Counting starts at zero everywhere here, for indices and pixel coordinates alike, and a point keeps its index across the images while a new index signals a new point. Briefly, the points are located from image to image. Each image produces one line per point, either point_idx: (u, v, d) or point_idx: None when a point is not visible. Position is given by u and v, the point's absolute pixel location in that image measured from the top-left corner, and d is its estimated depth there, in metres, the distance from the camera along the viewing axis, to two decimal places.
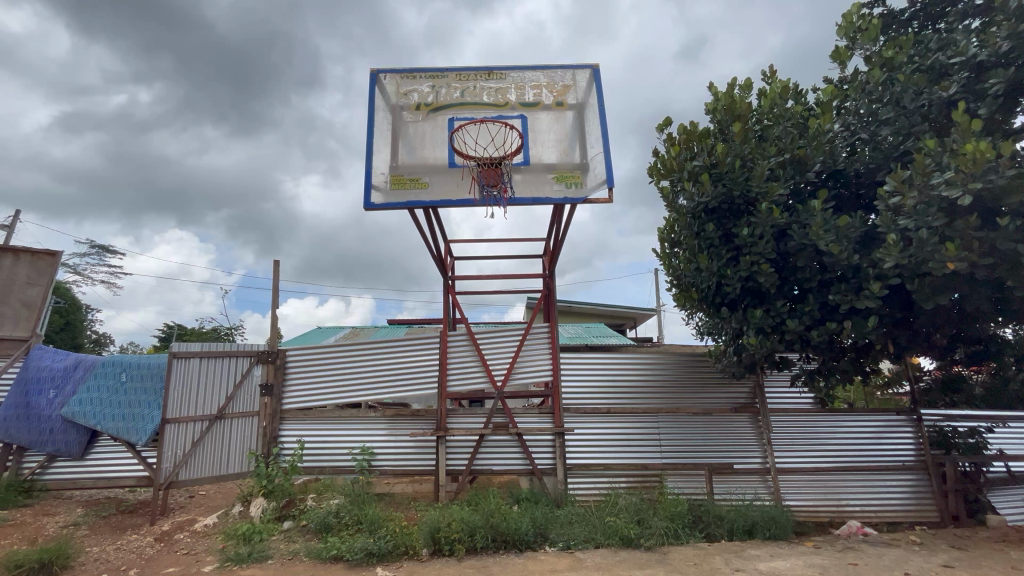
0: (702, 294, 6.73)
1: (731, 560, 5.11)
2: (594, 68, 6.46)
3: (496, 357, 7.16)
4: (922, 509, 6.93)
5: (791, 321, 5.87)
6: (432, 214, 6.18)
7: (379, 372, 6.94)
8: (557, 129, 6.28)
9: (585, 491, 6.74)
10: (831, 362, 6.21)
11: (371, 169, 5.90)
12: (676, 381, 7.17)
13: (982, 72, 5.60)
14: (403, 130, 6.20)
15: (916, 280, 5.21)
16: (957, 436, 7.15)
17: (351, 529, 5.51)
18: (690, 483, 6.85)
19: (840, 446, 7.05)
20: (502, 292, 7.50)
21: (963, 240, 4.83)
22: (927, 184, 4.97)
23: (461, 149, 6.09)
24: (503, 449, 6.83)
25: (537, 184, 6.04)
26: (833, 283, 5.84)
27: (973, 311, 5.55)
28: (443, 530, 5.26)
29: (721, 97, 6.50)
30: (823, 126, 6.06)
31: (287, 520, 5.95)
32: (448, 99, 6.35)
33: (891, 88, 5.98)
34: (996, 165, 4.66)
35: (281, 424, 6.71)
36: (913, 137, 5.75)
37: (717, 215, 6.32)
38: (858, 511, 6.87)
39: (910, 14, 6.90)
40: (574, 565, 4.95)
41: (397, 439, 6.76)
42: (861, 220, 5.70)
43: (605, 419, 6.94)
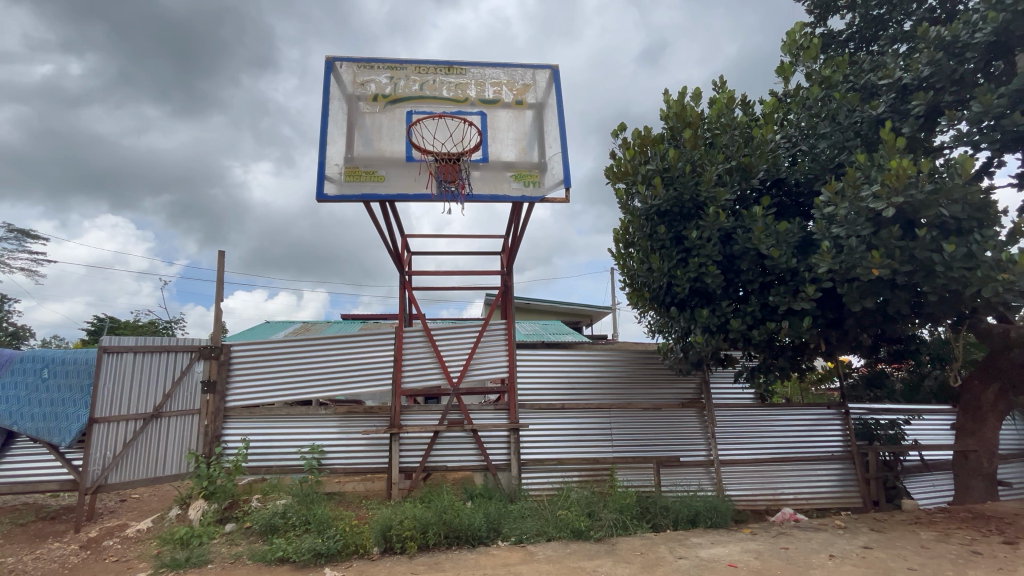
0: (653, 293, 6.98)
1: (675, 549, 5.33)
2: (554, 69, 6.52)
3: (452, 354, 7.12)
4: (847, 495, 7.49)
5: (734, 321, 6.19)
6: (387, 208, 6.07)
7: (331, 368, 6.77)
8: (516, 127, 6.31)
9: (538, 486, 6.84)
10: (771, 360, 6.59)
11: (324, 160, 5.73)
12: (628, 377, 7.40)
13: (906, 94, 6.13)
14: (359, 121, 6.05)
15: (847, 284, 5.59)
16: (879, 428, 7.81)
17: (298, 530, 5.32)
18: (639, 476, 7.09)
19: (777, 437, 7.50)
20: (459, 289, 7.48)
21: (887, 248, 5.25)
22: (857, 196, 5.37)
23: (419, 144, 6.02)
24: (458, 445, 6.82)
25: (495, 182, 6.05)
26: (774, 285, 6.21)
27: (895, 314, 6.01)
28: (396, 528, 5.21)
29: (673, 104, 6.73)
30: (766, 137, 6.40)
31: (229, 522, 5.72)
32: (407, 91, 6.25)
33: (828, 104, 6.40)
34: (916, 181, 5.10)
35: (225, 423, 6.43)
36: (846, 151, 6.17)
37: (668, 218, 6.57)
38: (791, 498, 7.35)
39: (846, 37, 7.44)
40: (526, 558, 5.03)
41: (349, 437, 6.63)
42: (799, 227, 6.06)
43: (559, 414, 7.06)
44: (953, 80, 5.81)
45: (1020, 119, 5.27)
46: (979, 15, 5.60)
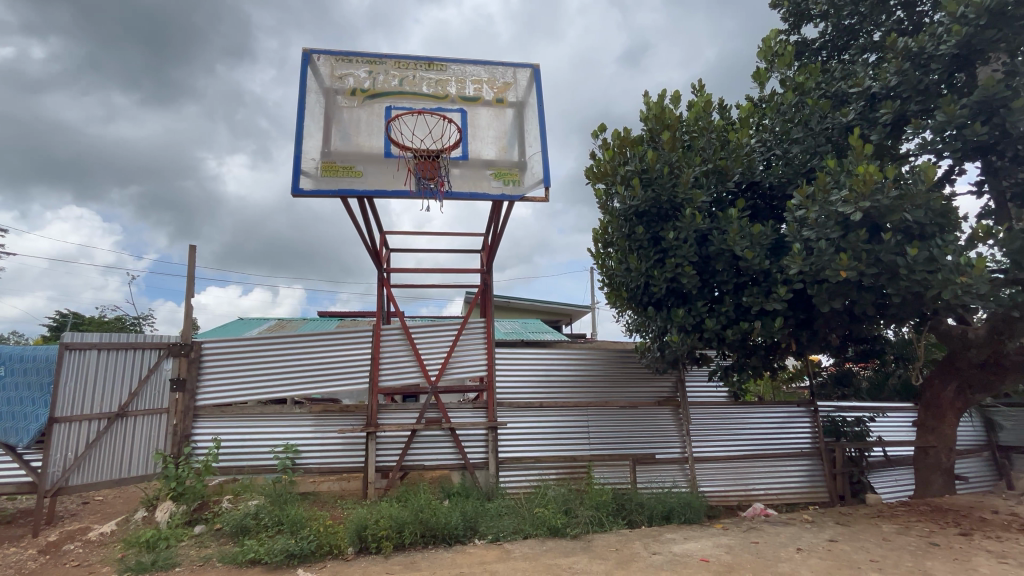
0: (631, 293, 7.06)
1: (649, 545, 5.41)
2: (535, 68, 6.53)
3: (430, 352, 7.07)
4: (815, 490, 7.73)
5: (709, 320, 6.31)
6: (364, 204, 5.99)
7: (307, 366, 6.65)
8: (497, 125, 6.29)
9: (515, 484, 6.86)
10: (744, 359, 6.75)
11: (301, 154, 5.63)
12: (606, 376, 7.48)
13: (874, 102, 6.34)
14: (336, 116, 5.95)
15: (817, 286, 5.75)
16: (846, 425, 8.06)
17: (270, 531, 5.22)
18: (616, 473, 7.16)
19: (749, 435, 7.68)
20: (439, 287, 7.44)
21: (855, 251, 5.42)
22: (827, 200, 5.53)
23: (397, 139, 5.95)
24: (436, 444, 6.79)
25: (475, 180, 6.03)
26: (747, 286, 6.35)
27: (861, 316, 6.20)
28: (371, 527, 5.16)
29: (652, 106, 6.82)
30: (741, 141, 6.54)
31: (198, 524, 5.58)
32: (386, 86, 6.17)
33: (801, 110, 6.58)
34: (883, 186, 5.28)
35: (196, 422, 6.23)
36: (818, 156, 6.34)
37: (646, 218, 6.66)
38: (763, 494, 7.55)
39: (819, 45, 7.66)
40: (502, 556, 5.04)
41: (324, 436, 6.53)
42: (771, 230, 6.20)
43: (537, 413, 7.09)
44: (918, 90, 6.03)
45: (979, 129, 5.51)
46: (944, 28, 5.82)
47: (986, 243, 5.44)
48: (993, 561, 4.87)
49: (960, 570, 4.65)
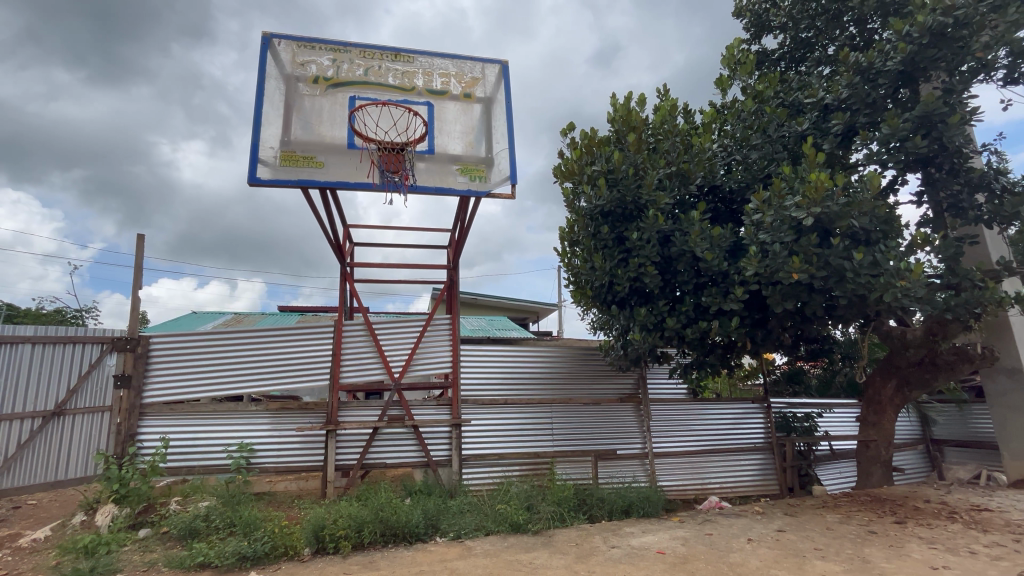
0: (595, 291, 7.15)
1: (608, 539, 5.52)
2: (504, 65, 6.50)
3: (394, 348, 6.95)
4: (766, 483, 8.08)
5: (670, 319, 6.48)
6: (326, 196, 5.84)
7: (264, 361, 6.42)
8: (464, 120, 6.24)
9: (479, 481, 6.85)
10: (703, 358, 6.95)
11: (258, 142, 5.43)
12: (570, 373, 7.56)
13: (827, 113, 6.65)
14: (298, 104, 5.76)
15: (771, 287, 5.97)
16: (796, 421, 8.45)
17: (221, 533, 5.00)
18: (578, 469, 7.26)
19: (706, 430, 7.94)
20: (404, 282, 7.34)
21: (806, 254, 5.65)
22: (782, 205, 5.76)
23: (361, 131, 5.81)
24: (398, 442, 6.69)
25: (441, 175, 5.96)
26: (706, 286, 6.54)
27: (812, 317, 6.47)
28: (329, 527, 5.04)
29: (619, 108, 6.93)
30: (704, 145, 6.70)
31: (144, 528, 5.31)
32: (350, 76, 6.02)
33: (761, 118, 6.82)
34: (833, 194, 5.54)
35: (141, 420, 5.92)
36: (775, 162, 6.58)
37: (611, 218, 6.76)
38: (718, 487, 7.83)
39: (778, 56, 7.97)
40: (463, 553, 5.01)
41: (281, 434, 6.33)
42: (730, 232, 6.39)
43: (502, 410, 7.10)
44: (867, 104, 6.35)
45: (919, 143, 5.88)
46: (891, 45, 6.16)
47: (924, 249, 5.81)
48: (923, 546, 5.22)
49: (895, 555, 4.96)
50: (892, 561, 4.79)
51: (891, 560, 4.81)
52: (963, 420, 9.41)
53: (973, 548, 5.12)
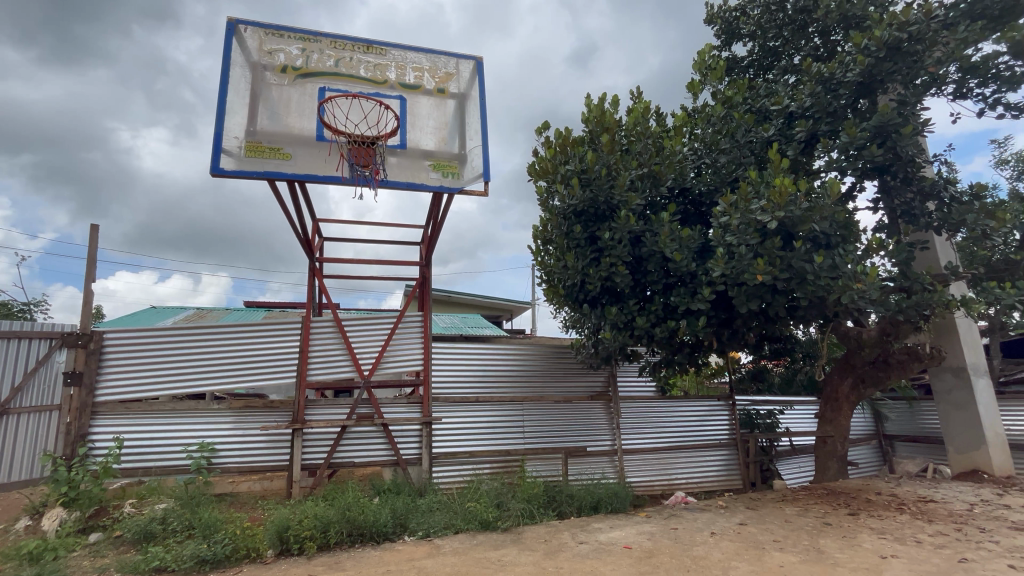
0: (567, 290, 7.21)
1: (577, 535, 5.58)
2: (478, 61, 6.47)
3: (364, 346, 6.84)
4: (730, 477, 8.33)
5: (639, 319, 6.59)
6: (293, 189, 5.69)
7: (228, 358, 6.22)
8: (436, 115, 6.18)
9: (449, 479, 6.81)
10: (671, 356, 7.09)
11: (221, 131, 5.25)
12: (541, 371, 7.61)
13: (792, 120, 6.88)
14: (264, 93, 5.59)
15: (736, 288, 6.14)
16: (759, 418, 8.80)
17: (179, 536, 4.83)
18: (549, 466, 7.31)
19: (674, 427, 8.12)
20: (375, 278, 7.23)
21: (770, 257, 5.83)
22: (747, 209, 5.92)
23: (331, 123, 5.69)
24: (367, 440, 6.59)
25: (412, 170, 5.89)
26: (675, 286, 6.68)
27: (775, 317, 6.67)
28: (293, 528, 4.93)
29: (593, 109, 7.00)
30: (675, 148, 6.82)
31: (95, 532, 5.07)
32: (320, 66, 5.87)
33: (729, 123, 7.01)
34: (796, 198, 5.74)
35: (94, 420, 5.66)
36: (742, 166, 6.76)
37: (583, 218, 6.83)
38: (684, 482, 8.03)
39: (747, 63, 8.20)
40: (431, 552, 4.99)
41: (245, 433, 6.15)
42: (699, 234, 6.52)
43: (473, 407, 7.07)
44: (828, 113, 6.61)
45: (876, 152, 6.17)
46: (851, 57, 6.43)
47: (879, 254, 6.08)
48: (873, 537, 5.48)
49: (847, 546, 5.19)
50: (844, 551, 5.01)
51: (844, 550, 5.04)
52: (913, 416, 9.92)
53: (919, 538, 5.41)
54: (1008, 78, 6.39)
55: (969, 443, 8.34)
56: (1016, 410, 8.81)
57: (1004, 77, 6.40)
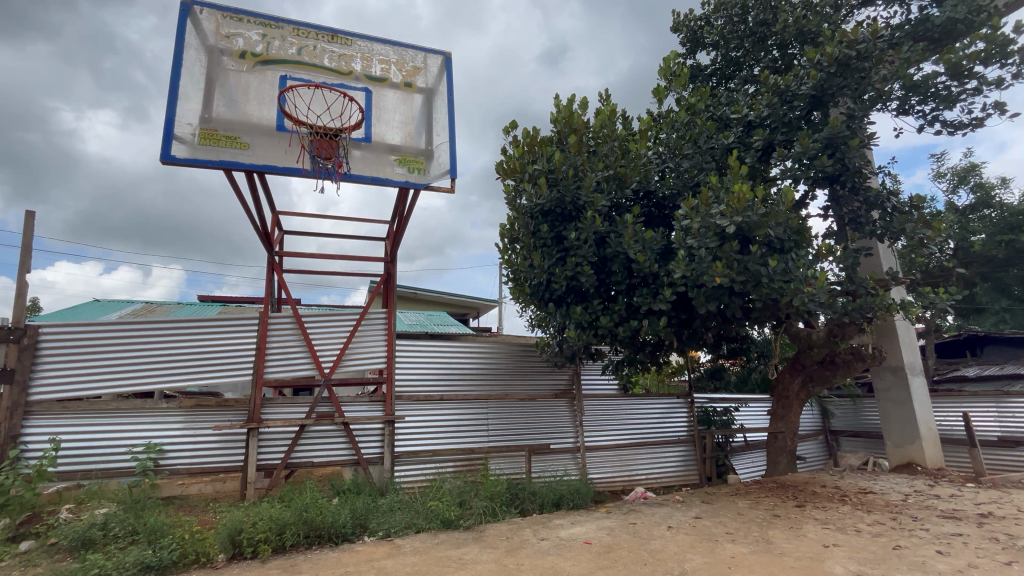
0: (532, 288, 7.23)
1: (538, 531, 5.64)
2: (447, 56, 6.41)
3: (325, 343, 6.67)
4: (687, 473, 8.60)
5: (603, 318, 6.71)
6: (250, 180, 5.48)
7: (180, 355, 5.95)
8: (403, 109, 6.08)
9: (411, 478, 6.72)
10: (634, 355, 7.25)
11: (173, 117, 5.00)
12: (507, 369, 7.63)
13: (750, 128, 7.15)
14: (221, 79, 5.36)
15: (696, 290, 6.32)
16: (716, 415, 9.16)
17: (121, 542, 4.57)
18: (512, 464, 7.34)
19: (635, 424, 8.31)
20: (338, 273, 7.06)
21: (728, 259, 6.04)
22: (708, 213, 6.10)
23: (292, 113, 5.50)
24: (327, 439, 6.43)
25: (377, 164, 5.78)
26: (638, 287, 6.82)
27: (732, 318, 6.91)
28: (246, 531, 4.77)
29: (561, 109, 7.07)
30: (640, 152, 6.95)
31: (26, 540, 4.73)
32: (282, 54, 5.68)
33: (692, 129, 7.21)
34: (753, 204, 5.96)
35: (27, 420, 5.28)
36: (704, 172, 6.96)
37: (550, 217, 6.90)
38: (644, 478, 8.23)
39: (710, 71, 8.46)
40: (392, 552, 4.91)
41: (196, 433, 5.89)
42: (661, 236, 6.67)
43: (437, 406, 7.01)
44: (784, 123, 6.92)
45: (826, 162, 6.50)
46: (805, 71, 6.76)
47: (828, 259, 6.40)
48: (818, 527, 5.79)
49: (793, 536, 5.45)
50: (790, 541, 5.26)
51: (790, 540, 5.29)
52: (856, 413, 10.52)
53: (858, 527, 5.75)
54: (945, 97, 6.84)
55: (905, 437, 8.91)
56: (947, 406, 9.48)
57: (942, 96, 6.85)
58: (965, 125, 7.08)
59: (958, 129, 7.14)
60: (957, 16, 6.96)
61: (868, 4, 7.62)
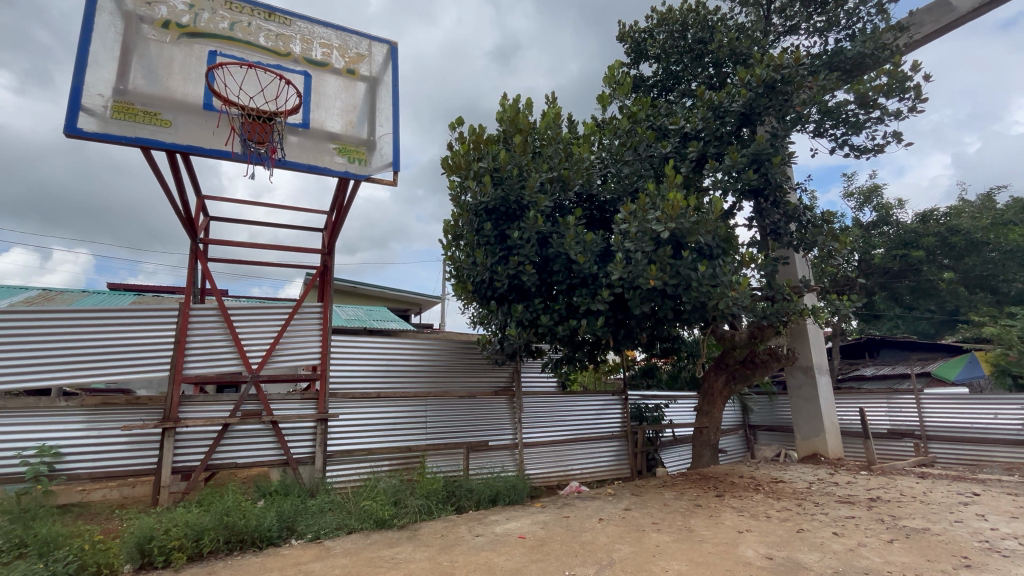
0: (474, 286, 7.22)
1: (473, 528, 5.66)
2: (393, 46, 6.25)
3: (253, 337, 6.31)
4: (620, 467, 8.96)
5: (543, 317, 6.83)
6: (171, 160, 5.07)
7: (84, 349, 5.41)
8: (345, 97, 5.87)
9: (344, 478, 6.50)
10: (572, 354, 7.46)
11: (81, 86, 4.52)
12: (446, 366, 7.58)
13: (686, 140, 7.57)
14: (139, 48, 4.92)
15: (631, 291, 6.58)
16: (648, 411, 9.59)
17: (6, 556, 4.09)
18: (449, 461, 7.29)
19: (572, 421, 8.54)
20: (270, 264, 6.69)
21: (661, 264, 6.34)
22: (645, 218, 6.38)
23: (221, 92, 5.15)
24: (252, 439, 6.08)
25: (315, 152, 5.54)
26: (577, 287, 7.00)
27: (665, 320, 7.24)
28: (158, 539, 4.43)
29: (507, 109, 7.14)
30: (583, 155, 7.13)
31: None
32: (211, 27, 5.29)
33: (633, 136, 7.49)
34: (686, 212, 6.30)
35: None
36: (642, 179, 7.25)
37: (494, 216, 6.93)
38: (579, 473, 8.48)
39: (652, 82, 8.81)
40: (320, 554, 4.75)
41: (101, 434, 5.38)
42: (601, 239, 6.87)
43: (373, 403, 6.83)
44: (716, 137, 7.38)
45: (752, 176, 7.00)
46: (736, 90, 7.25)
47: (750, 266, 6.88)
48: (734, 514, 6.23)
49: (712, 524, 5.83)
50: (709, 529, 5.63)
51: (709, 528, 5.65)
52: (772, 408, 11.42)
53: (769, 513, 6.25)
54: (853, 124, 7.57)
55: (813, 431, 9.79)
56: (847, 403, 10.52)
57: (851, 122, 7.57)
58: (870, 150, 7.88)
59: (864, 154, 7.93)
60: (865, 51, 7.73)
61: (792, 32, 8.28)
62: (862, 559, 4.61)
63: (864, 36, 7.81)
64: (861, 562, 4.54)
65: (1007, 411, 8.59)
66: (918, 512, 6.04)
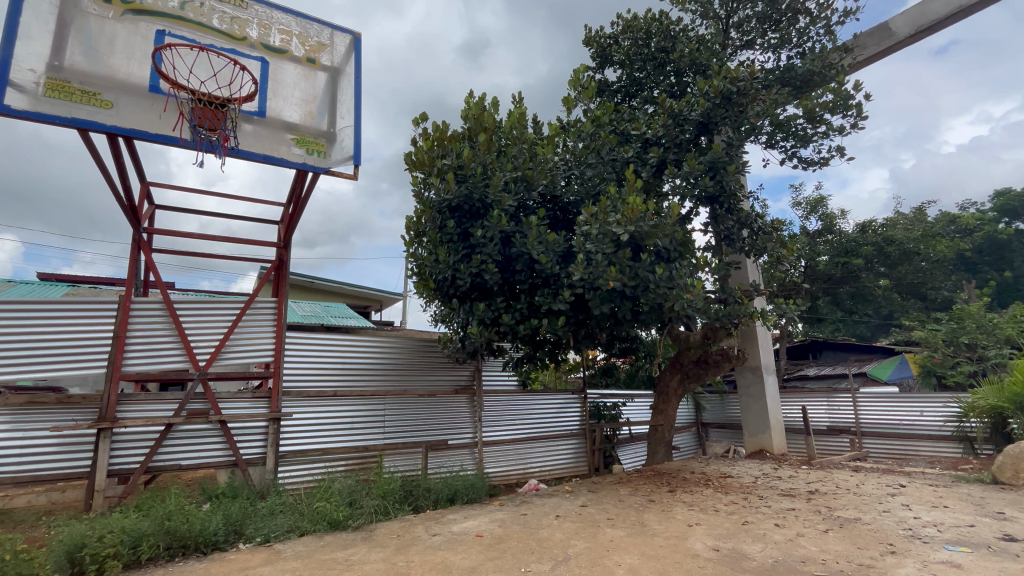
0: (436, 283, 7.17)
1: (430, 527, 5.61)
2: (356, 37, 6.10)
3: (200, 333, 6.02)
4: (577, 464, 9.12)
5: (504, 316, 6.87)
6: (112, 144, 4.77)
7: (9, 343, 5.02)
8: (304, 86, 5.69)
9: (296, 479, 6.30)
10: (532, 353, 7.53)
11: (9, 58, 4.18)
12: (406, 364, 7.49)
13: (647, 146, 7.80)
14: (77, 22, 4.61)
15: (592, 292, 6.70)
16: (606, 409, 9.78)
17: None
18: (408, 461, 7.21)
19: (531, 419, 8.62)
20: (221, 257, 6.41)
21: (620, 265, 6.49)
22: (605, 221, 6.49)
23: (169, 74, 4.88)
24: (198, 440, 5.79)
25: (271, 142, 5.33)
26: (539, 287, 7.06)
27: (624, 321, 7.39)
28: (90, 546, 4.16)
29: (473, 107, 7.14)
30: (547, 156, 7.20)
31: None
32: (160, 5, 5.01)
33: (596, 140, 7.64)
34: (645, 215, 6.47)
35: None
36: (604, 182, 7.38)
37: (458, 213, 6.91)
38: (537, 471, 8.56)
39: (616, 88, 9.01)
40: (270, 558, 4.59)
41: (27, 436, 4.99)
42: (563, 240, 6.94)
43: (329, 402, 6.65)
44: (675, 143, 7.63)
45: (707, 183, 7.27)
46: (695, 99, 7.52)
47: (704, 270, 7.15)
48: (685, 509, 6.47)
49: (664, 518, 6.04)
50: (661, 523, 5.83)
51: (661, 522, 5.85)
52: (723, 407, 11.92)
53: (717, 507, 6.53)
54: (801, 137, 8.00)
55: (760, 428, 10.28)
56: (791, 401, 11.10)
57: (800, 136, 7.99)
58: (816, 162, 8.35)
59: (811, 166, 8.38)
60: (813, 69, 8.19)
61: (748, 47, 8.64)
62: (800, 548, 4.88)
63: (813, 55, 8.26)
64: (799, 551, 4.81)
65: (931, 409, 9.30)
66: (851, 504, 6.46)
